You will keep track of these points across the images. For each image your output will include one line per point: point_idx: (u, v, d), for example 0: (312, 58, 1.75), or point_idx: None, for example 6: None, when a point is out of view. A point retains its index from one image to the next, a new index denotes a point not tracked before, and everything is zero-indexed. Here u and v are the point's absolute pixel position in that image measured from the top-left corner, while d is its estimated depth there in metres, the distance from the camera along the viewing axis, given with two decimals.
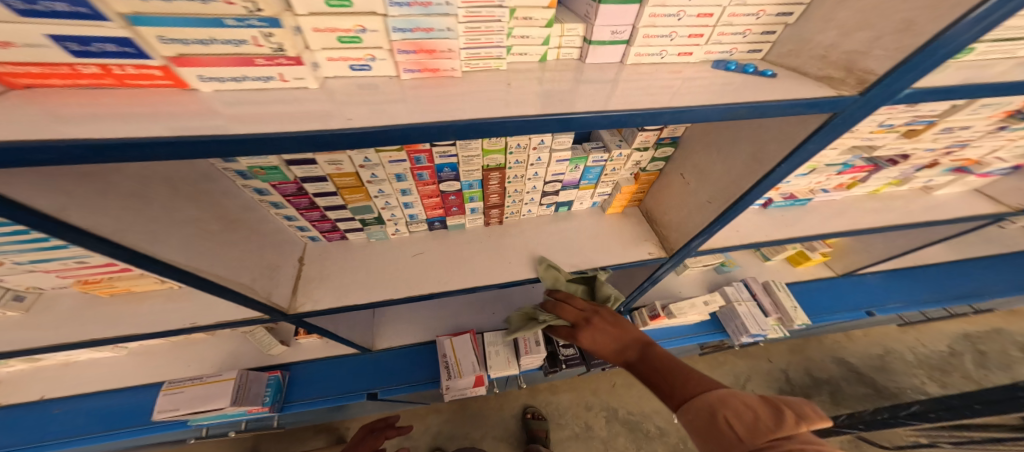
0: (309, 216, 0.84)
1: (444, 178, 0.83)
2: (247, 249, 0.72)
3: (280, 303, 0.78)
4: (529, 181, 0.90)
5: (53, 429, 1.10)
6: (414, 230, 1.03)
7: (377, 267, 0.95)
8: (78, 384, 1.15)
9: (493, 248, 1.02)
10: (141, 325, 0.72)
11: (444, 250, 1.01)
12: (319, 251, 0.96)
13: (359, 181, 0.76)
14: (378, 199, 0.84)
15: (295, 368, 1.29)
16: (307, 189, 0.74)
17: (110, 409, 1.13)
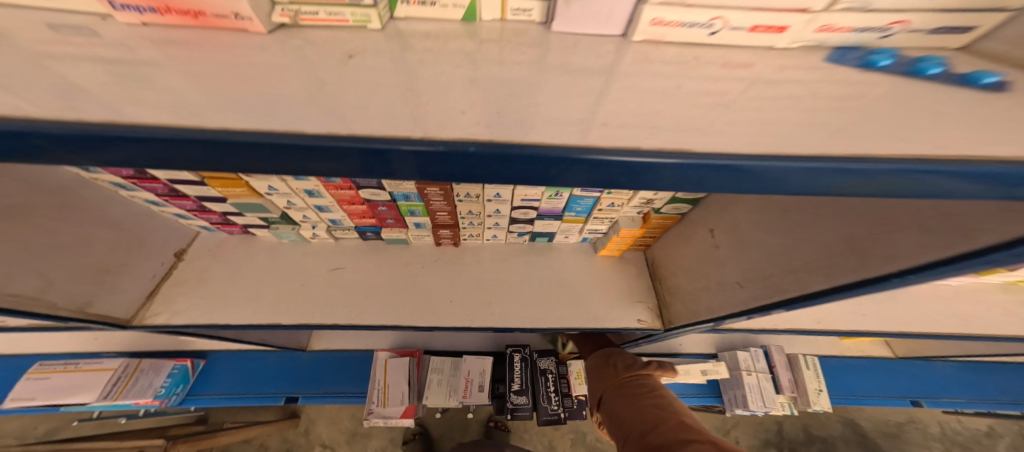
0: (183, 205, 0.63)
1: (363, 184, 0.58)
2: (60, 243, 0.56)
3: (110, 310, 0.65)
4: (484, 200, 0.66)
5: None
6: (342, 236, 0.82)
7: (280, 281, 0.79)
8: None
9: (432, 279, 0.82)
10: None
11: (369, 270, 0.83)
12: (211, 245, 0.79)
13: (232, 172, 0.52)
14: (278, 199, 0.61)
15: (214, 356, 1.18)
16: (155, 175, 0.52)
17: None
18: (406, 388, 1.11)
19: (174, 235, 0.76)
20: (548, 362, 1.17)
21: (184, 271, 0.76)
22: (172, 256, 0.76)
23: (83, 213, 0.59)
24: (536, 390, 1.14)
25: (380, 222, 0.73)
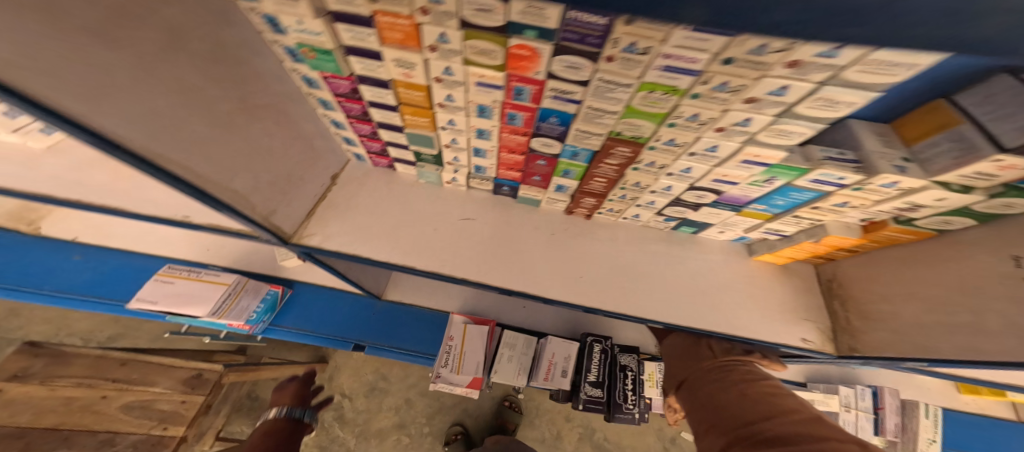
0: (359, 128, 0.74)
1: (541, 130, 0.61)
2: (258, 146, 0.62)
3: (286, 227, 0.74)
4: (660, 174, 0.59)
5: (53, 277, 1.08)
6: (476, 186, 0.88)
7: (407, 219, 0.86)
8: (104, 235, 1.13)
9: (544, 245, 0.84)
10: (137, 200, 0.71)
11: (490, 221, 0.87)
12: (361, 173, 0.89)
13: (428, 101, 0.61)
14: (444, 135, 0.70)
15: (297, 287, 1.29)
16: (360, 97, 0.62)
17: (105, 274, 1.11)
18: (480, 359, 1.17)
19: (333, 160, 0.85)
20: (629, 360, 1.18)
21: (334, 195, 0.84)
22: (329, 178, 0.86)
23: (277, 123, 0.65)
24: (614, 387, 1.15)
25: (523, 175, 0.78)
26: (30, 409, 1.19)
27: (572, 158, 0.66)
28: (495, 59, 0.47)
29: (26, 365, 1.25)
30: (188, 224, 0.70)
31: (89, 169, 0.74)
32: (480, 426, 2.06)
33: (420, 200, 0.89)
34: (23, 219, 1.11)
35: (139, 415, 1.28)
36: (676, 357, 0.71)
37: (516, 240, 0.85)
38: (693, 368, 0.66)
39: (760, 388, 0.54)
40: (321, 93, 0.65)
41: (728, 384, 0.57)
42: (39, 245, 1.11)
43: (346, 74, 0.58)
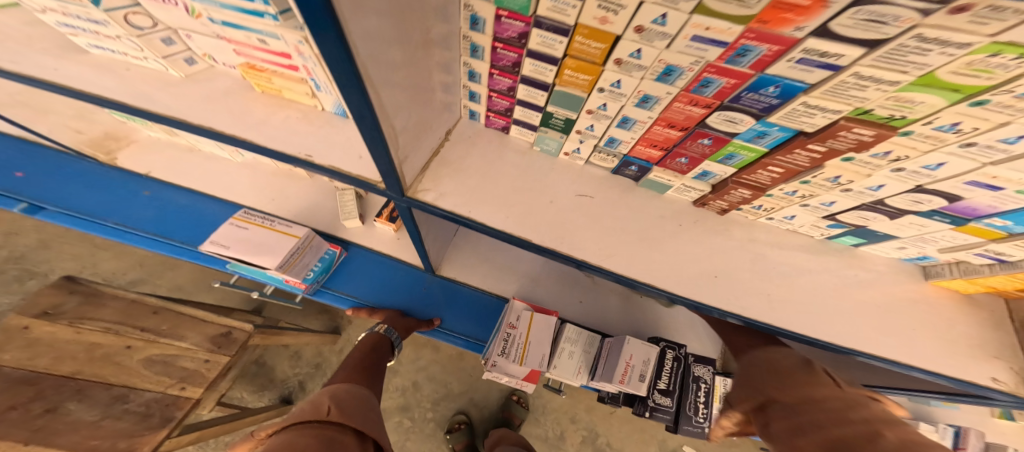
0: (497, 82, 0.69)
1: (735, 105, 0.48)
2: (417, 83, 0.60)
3: (407, 175, 0.74)
4: (883, 168, 0.47)
5: (134, 205, 1.24)
6: (595, 160, 0.79)
7: (507, 185, 0.78)
8: (177, 174, 1.25)
9: (651, 231, 0.76)
10: (264, 134, 0.77)
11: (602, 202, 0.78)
12: (472, 132, 0.85)
13: (602, 56, 0.51)
14: (598, 97, 0.60)
15: (352, 249, 1.40)
16: (525, 45, 0.57)
17: (176, 208, 1.25)
18: (546, 352, 1.24)
19: (450, 115, 0.81)
20: (703, 372, 1.26)
21: (448, 152, 0.81)
22: (443, 134, 0.82)
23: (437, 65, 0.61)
24: (684, 397, 1.23)
25: (667, 154, 0.66)
26: (52, 352, 1.12)
27: (753, 141, 0.53)
28: (752, 7, 0.33)
29: (59, 302, 1.20)
30: (307, 162, 0.76)
31: (227, 100, 0.81)
32: (481, 417, 2.00)
33: (524, 169, 0.81)
34: (103, 148, 1.24)
35: (159, 372, 1.19)
36: (772, 380, 0.72)
37: (626, 224, 0.77)
38: (794, 394, 0.67)
39: (885, 428, 0.52)
40: (481, 37, 0.61)
41: (842, 419, 0.57)
42: (128, 175, 1.28)
43: (527, 15, 0.51)
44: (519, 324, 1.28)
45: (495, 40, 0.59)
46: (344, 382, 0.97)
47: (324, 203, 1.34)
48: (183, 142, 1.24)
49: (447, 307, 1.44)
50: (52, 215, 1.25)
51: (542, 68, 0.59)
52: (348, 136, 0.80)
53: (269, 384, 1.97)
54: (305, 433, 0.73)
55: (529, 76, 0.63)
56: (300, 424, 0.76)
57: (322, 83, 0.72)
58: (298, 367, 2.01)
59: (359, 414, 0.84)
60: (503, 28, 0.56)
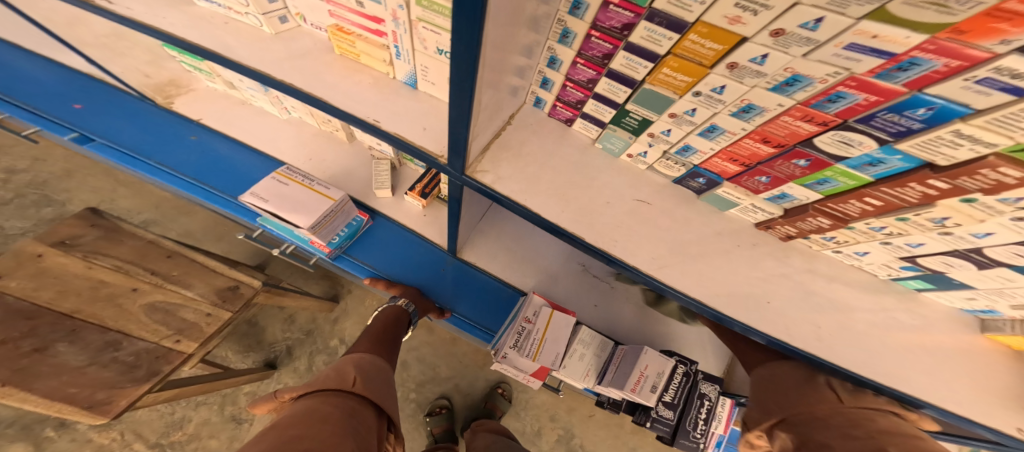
0: (578, 73, 0.64)
1: (860, 126, 0.42)
2: (500, 63, 0.57)
3: (469, 154, 0.71)
4: (1007, 216, 0.41)
5: (183, 149, 1.26)
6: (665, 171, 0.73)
7: (559, 173, 0.75)
8: (233, 126, 1.27)
9: (703, 239, 0.73)
10: (334, 93, 0.77)
11: (655, 209, 0.74)
12: (536, 122, 0.80)
13: (714, 59, 0.45)
14: (690, 102, 0.54)
15: (378, 220, 1.41)
16: (625, 39, 0.52)
17: (220, 160, 1.26)
18: (560, 351, 1.22)
19: (516, 100, 0.77)
20: (710, 390, 1.20)
21: (510, 136, 0.77)
22: (505, 119, 0.77)
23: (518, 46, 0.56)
24: (687, 412, 1.18)
25: (747, 170, 0.60)
26: (56, 285, 1.08)
27: (859, 169, 0.48)
28: (956, 15, 0.26)
29: (79, 233, 1.17)
30: (372, 128, 0.75)
31: (305, 59, 0.81)
32: (463, 403, 1.97)
33: (581, 165, 0.76)
34: (163, 93, 1.27)
35: (157, 320, 1.18)
36: (785, 399, 0.77)
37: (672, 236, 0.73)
38: (805, 413, 0.71)
39: (887, 445, 0.56)
40: (577, 22, 0.56)
41: (850, 436, 0.61)
42: (180, 120, 1.30)
43: (641, 6, 0.46)
44: (535, 319, 1.27)
45: (593, 27, 0.54)
46: (364, 352, 1.00)
47: (357, 170, 1.34)
48: (239, 95, 1.27)
49: (462, 293, 1.44)
50: (99, 147, 1.23)
51: (636, 63, 0.54)
52: (414, 107, 0.80)
53: (257, 345, 1.98)
54: (330, 402, 0.76)
55: (618, 71, 0.58)
56: (326, 391, 0.79)
57: (404, 51, 0.73)
58: (290, 331, 2.03)
59: (380, 388, 0.87)
60: (606, 16, 0.52)
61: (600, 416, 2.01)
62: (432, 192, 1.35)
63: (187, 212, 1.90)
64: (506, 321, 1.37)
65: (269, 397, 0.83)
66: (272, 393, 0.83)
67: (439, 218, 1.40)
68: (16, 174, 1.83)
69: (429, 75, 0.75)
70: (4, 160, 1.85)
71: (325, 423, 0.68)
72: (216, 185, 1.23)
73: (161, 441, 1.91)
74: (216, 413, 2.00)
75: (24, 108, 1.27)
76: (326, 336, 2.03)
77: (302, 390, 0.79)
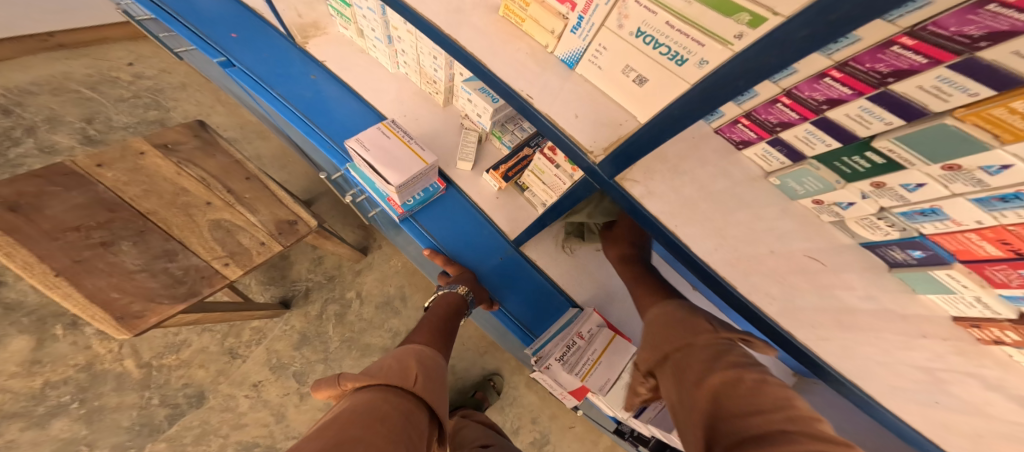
0: (827, 88, 0.49)
1: None
2: None
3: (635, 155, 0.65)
4: None
5: (295, 82, 1.29)
6: (871, 228, 0.59)
7: (705, 192, 0.68)
8: (346, 72, 1.31)
9: (855, 307, 0.63)
10: (490, 58, 0.74)
11: (807, 261, 0.64)
12: (692, 142, 0.72)
13: None
14: (1015, 157, 0.37)
15: (450, 191, 1.36)
16: (975, 53, 0.33)
17: (324, 100, 1.28)
18: (611, 378, 1.17)
19: None
20: None
21: (668, 147, 0.70)
22: None
23: None
24: None
25: (1014, 259, 0.44)
26: (143, 185, 1.15)
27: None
28: None
29: (182, 141, 1.25)
30: (521, 100, 0.71)
31: (467, 19, 0.78)
32: (457, 383, 2.12)
33: (731, 192, 0.68)
34: (302, 33, 1.34)
35: (216, 238, 1.19)
36: (670, 336, 0.73)
37: (795, 301, 0.65)
38: (682, 346, 0.69)
39: (748, 374, 0.56)
40: (877, 25, 0.39)
41: (716, 366, 0.61)
42: (301, 57, 1.33)
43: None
44: (591, 339, 1.22)
45: (908, 34, 0.37)
46: (422, 345, 0.86)
47: (446, 134, 1.34)
48: (362, 45, 1.32)
49: (509, 285, 1.38)
50: (236, 72, 1.29)
51: (955, 87, 0.36)
52: (565, 87, 0.74)
53: (279, 280, 2.06)
54: (391, 401, 0.63)
55: (901, 96, 0.42)
56: (387, 387, 0.66)
57: (587, 26, 0.66)
58: (313, 273, 2.10)
59: (439, 393, 0.72)
60: (964, 16, 0.32)
61: (579, 430, 2.12)
62: (514, 177, 1.30)
63: (264, 137, 2.01)
64: (553, 327, 1.32)
65: (330, 383, 0.70)
66: (335, 378, 0.69)
67: (510, 205, 1.35)
68: (141, 79, 1.94)
69: (601, 58, 0.68)
70: (138, 67, 1.96)
71: (385, 433, 0.55)
72: (317, 122, 1.25)
73: (151, 361, 1.86)
74: (216, 342, 1.94)
75: (186, 27, 1.31)
76: (345, 286, 2.09)
77: (364, 380, 0.66)
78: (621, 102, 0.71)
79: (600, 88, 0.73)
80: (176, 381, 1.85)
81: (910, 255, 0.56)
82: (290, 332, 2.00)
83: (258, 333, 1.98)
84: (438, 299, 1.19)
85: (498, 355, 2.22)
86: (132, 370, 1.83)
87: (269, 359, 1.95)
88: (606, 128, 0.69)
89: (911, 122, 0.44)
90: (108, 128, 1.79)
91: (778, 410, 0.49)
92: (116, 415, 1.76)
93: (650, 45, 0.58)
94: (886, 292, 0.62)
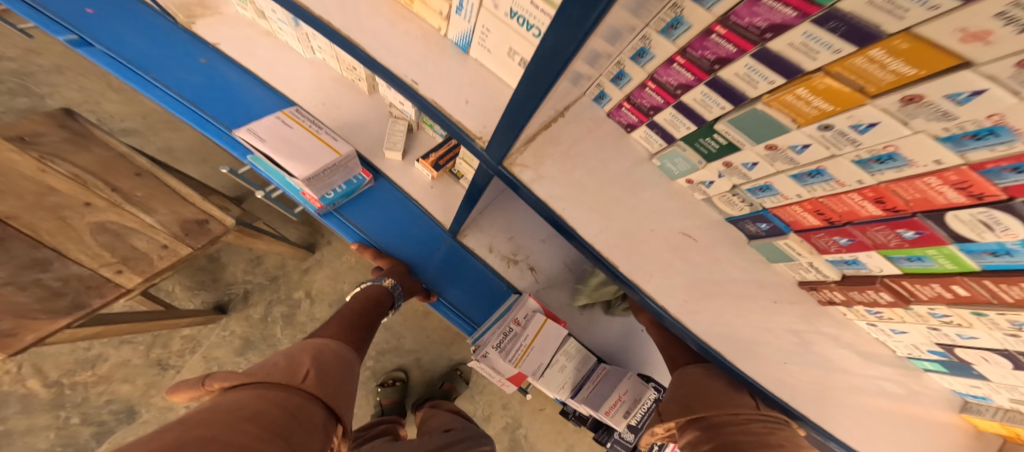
0: (676, 74, 0.51)
1: None
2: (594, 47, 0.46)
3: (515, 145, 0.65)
4: None
5: (182, 67, 1.16)
6: (730, 204, 0.64)
7: (598, 178, 0.69)
8: (242, 53, 1.18)
9: (732, 278, 0.69)
10: (372, 40, 0.69)
11: (684, 242, 0.69)
12: (591, 125, 0.72)
13: (886, 85, 0.31)
14: (811, 137, 0.42)
15: (378, 183, 1.29)
16: (764, 44, 0.36)
17: (216, 86, 1.17)
18: (544, 362, 1.22)
19: (575, 91, 0.67)
20: None
21: (561, 130, 0.70)
22: (558, 110, 0.68)
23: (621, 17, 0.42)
24: (646, 435, 1.23)
25: (829, 227, 0.52)
26: None
27: (972, 254, 0.40)
28: None
29: (43, 132, 1.09)
30: (405, 85, 0.67)
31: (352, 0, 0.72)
32: (422, 375, 2.12)
33: (627, 178, 0.70)
34: None
35: (103, 243, 1.06)
36: (705, 400, 0.82)
37: (678, 274, 0.69)
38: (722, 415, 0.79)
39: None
40: (699, 13, 0.41)
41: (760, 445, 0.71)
42: (189, 40, 1.20)
43: (817, 5, 0.29)
44: (526, 324, 1.22)
45: (720, 22, 0.39)
46: (329, 339, 0.81)
47: (370, 123, 1.27)
48: (266, 26, 1.19)
49: (447, 277, 1.37)
50: (94, 53, 1.13)
51: (759, 75, 0.40)
52: (458, 72, 0.71)
53: (211, 284, 1.90)
54: (267, 398, 0.58)
55: (727, 82, 0.45)
56: (267, 384, 0.61)
57: (468, 6, 0.63)
58: (252, 274, 1.96)
59: (339, 387, 0.68)
60: (751, 8, 0.35)
61: (548, 411, 2.19)
62: (446, 166, 1.27)
63: (175, 128, 1.80)
64: (494, 315, 1.32)
65: (194, 384, 0.65)
66: (200, 379, 0.65)
67: (446, 194, 1.31)
68: (2, 61, 1.67)
69: (488, 41, 0.66)
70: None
71: (253, 430, 0.50)
72: (207, 109, 1.14)
73: (61, 380, 1.67)
74: (139, 355, 1.77)
75: (27, 2, 1.10)
76: (290, 286, 1.98)
77: (236, 379, 0.61)
78: (514, 87, 0.69)
79: (494, 72, 0.71)
80: (96, 398, 1.69)
81: (760, 227, 0.63)
82: (230, 337, 1.87)
83: (191, 341, 1.84)
84: (360, 292, 1.16)
85: (462, 345, 2.21)
86: (39, 390, 1.65)
87: (209, 368, 1.82)
88: (499, 115, 0.68)
89: (737, 107, 0.47)
90: None
91: None
92: (28, 438, 1.60)
93: (524, 26, 0.57)
94: (756, 264, 0.69)
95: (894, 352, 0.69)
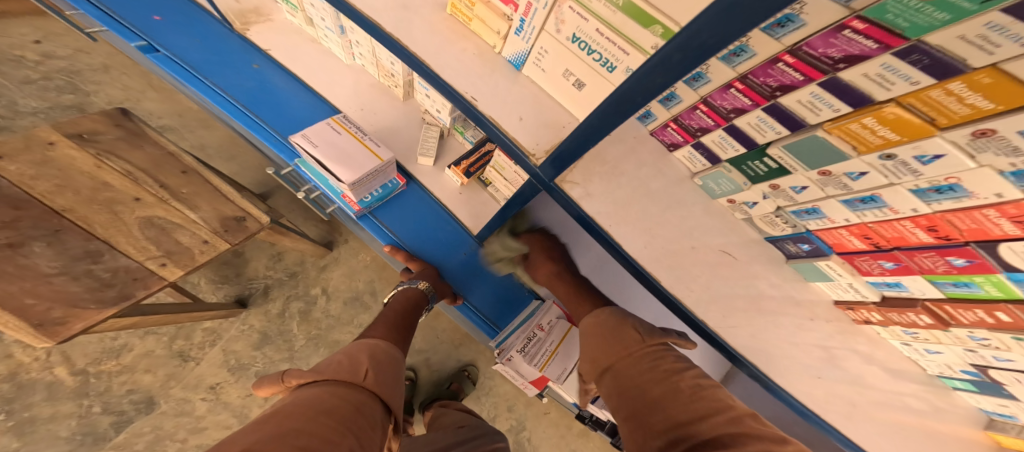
0: (733, 98, 0.54)
1: None
2: None
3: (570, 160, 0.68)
4: None
5: (234, 72, 1.21)
6: (772, 225, 0.67)
7: (641, 195, 0.72)
8: (290, 60, 1.24)
9: (765, 294, 0.72)
10: (434, 57, 0.73)
11: (721, 258, 0.72)
12: (635, 144, 0.76)
13: (959, 116, 0.34)
14: (870, 165, 0.45)
15: (410, 187, 1.33)
16: (835, 73, 0.39)
17: (265, 91, 1.22)
18: (568, 367, 1.22)
19: None
20: None
21: (607, 150, 0.73)
22: None
23: None
24: None
25: (875, 251, 0.55)
26: (55, 179, 1.05)
27: (1020, 284, 0.43)
28: None
29: (100, 130, 1.14)
30: (465, 101, 0.71)
31: (413, 19, 0.76)
32: (432, 375, 2.15)
33: (667, 196, 0.73)
34: (242, 18, 1.24)
35: (148, 238, 1.11)
36: (606, 349, 0.86)
37: (713, 289, 0.72)
38: (625, 359, 0.82)
39: (684, 383, 0.71)
40: (766, 41, 0.43)
41: (658, 380, 0.74)
42: (241, 46, 1.24)
43: (903, 38, 0.32)
44: (550, 330, 1.26)
45: (789, 52, 0.42)
46: (380, 339, 0.85)
47: (405, 128, 1.30)
48: (313, 33, 1.24)
49: (473, 280, 1.40)
50: (162, 59, 1.19)
51: (825, 103, 0.43)
52: (511, 89, 0.75)
53: (233, 278, 1.95)
54: (336, 393, 0.62)
55: (787, 108, 0.48)
56: (335, 382, 0.65)
57: (529, 28, 0.66)
58: (272, 270, 2.00)
59: (394, 387, 0.72)
60: (828, 39, 0.37)
61: (554, 416, 2.21)
62: (476, 173, 1.29)
63: (209, 126, 1.87)
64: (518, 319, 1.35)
65: (275, 380, 0.70)
66: (278, 375, 0.70)
67: (474, 200, 1.34)
68: (51, 59, 1.74)
69: (544, 61, 0.69)
70: (46, 46, 1.76)
71: (330, 424, 0.54)
72: (258, 112, 1.19)
73: (87, 368, 1.72)
74: (162, 346, 1.82)
75: (94, 5, 1.16)
76: (308, 283, 2.02)
77: (310, 376, 0.65)
78: (564, 105, 0.73)
79: (545, 90, 0.75)
80: (118, 387, 1.73)
81: (800, 248, 0.66)
82: (249, 331, 1.91)
83: (212, 333, 1.88)
84: (398, 294, 1.19)
85: (472, 347, 2.24)
86: (64, 377, 1.69)
87: (227, 360, 1.86)
88: (550, 132, 0.71)
89: (794, 132, 0.50)
90: (12, 113, 1.62)
91: (719, 414, 0.63)
92: (51, 426, 1.64)
93: (584, 50, 0.60)
94: (788, 281, 0.72)
95: (924, 369, 0.71)
